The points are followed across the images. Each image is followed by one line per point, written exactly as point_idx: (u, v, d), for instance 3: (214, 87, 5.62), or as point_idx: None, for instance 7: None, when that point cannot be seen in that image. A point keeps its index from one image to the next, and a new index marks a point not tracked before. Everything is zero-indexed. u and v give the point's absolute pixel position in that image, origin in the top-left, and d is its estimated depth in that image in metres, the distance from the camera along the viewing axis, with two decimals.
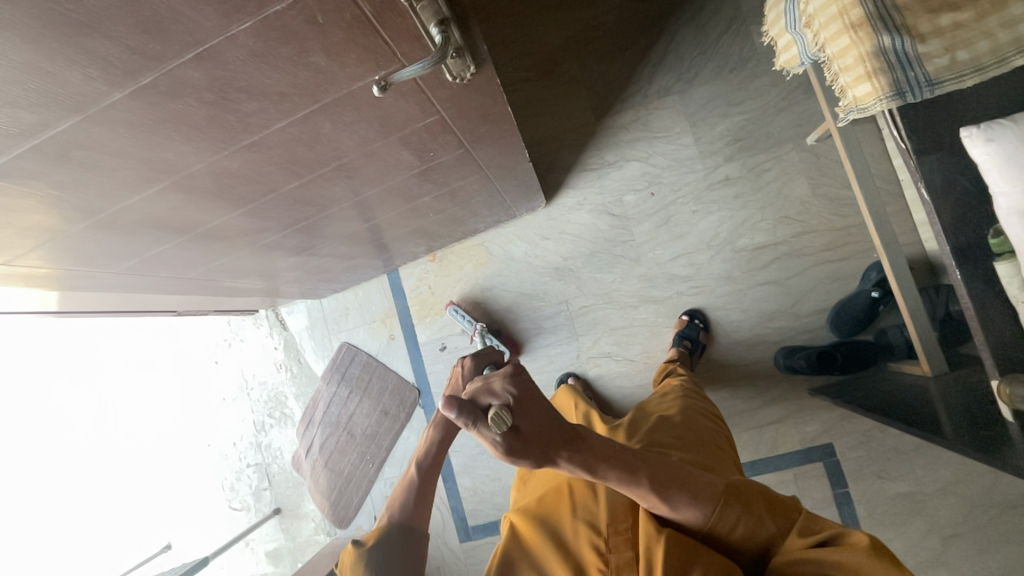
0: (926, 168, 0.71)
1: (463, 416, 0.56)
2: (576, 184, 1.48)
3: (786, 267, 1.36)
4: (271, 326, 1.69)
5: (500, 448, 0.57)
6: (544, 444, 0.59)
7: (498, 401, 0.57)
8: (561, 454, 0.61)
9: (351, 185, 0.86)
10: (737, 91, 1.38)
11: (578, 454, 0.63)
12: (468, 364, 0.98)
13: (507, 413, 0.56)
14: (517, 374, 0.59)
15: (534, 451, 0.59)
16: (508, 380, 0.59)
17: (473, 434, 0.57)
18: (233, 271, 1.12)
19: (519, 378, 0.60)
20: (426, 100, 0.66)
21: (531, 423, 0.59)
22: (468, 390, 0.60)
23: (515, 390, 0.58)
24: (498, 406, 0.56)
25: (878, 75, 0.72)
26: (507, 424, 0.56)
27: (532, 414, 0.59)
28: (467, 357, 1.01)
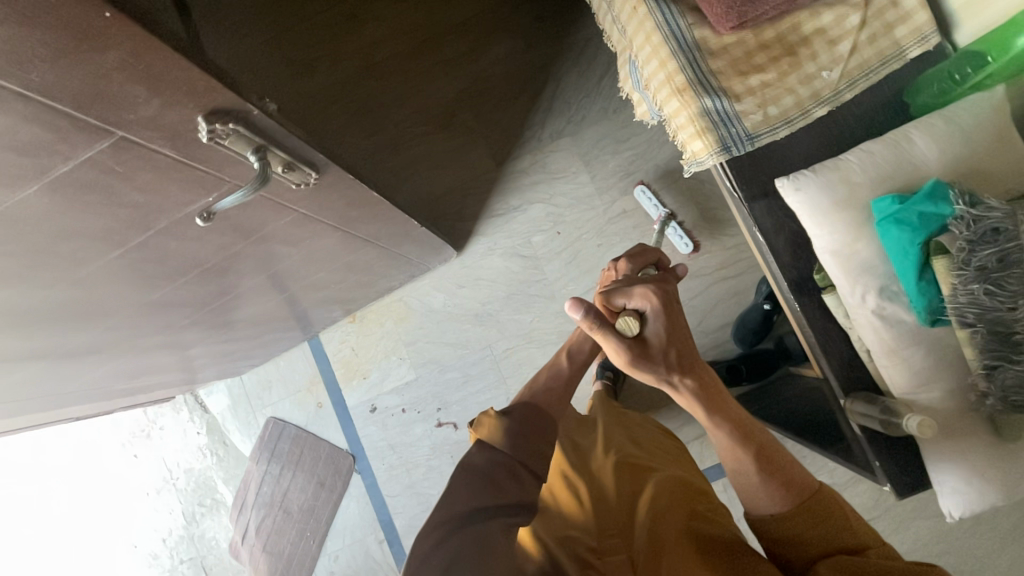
0: (757, 213, 0.78)
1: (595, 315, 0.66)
2: (485, 231, 1.51)
3: (690, 288, 1.43)
4: (190, 410, 1.60)
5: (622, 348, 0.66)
6: (666, 354, 0.67)
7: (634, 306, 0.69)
8: (681, 376, 0.69)
9: (226, 280, 0.84)
10: (623, 129, 1.46)
11: (694, 386, 0.69)
12: (623, 264, 0.87)
13: (636, 318, 0.68)
14: (659, 288, 0.70)
15: (653, 359, 0.67)
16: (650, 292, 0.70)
17: (597, 336, 0.66)
18: (125, 373, 1.05)
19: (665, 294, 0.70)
20: (273, 205, 0.67)
21: (663, 333, 0.68)
22: (609, 291, 0.71)
23: (656, 299, 0.68)
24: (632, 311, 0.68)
25: (706, 133, 0.78)
26: (635, 328, 0.67)
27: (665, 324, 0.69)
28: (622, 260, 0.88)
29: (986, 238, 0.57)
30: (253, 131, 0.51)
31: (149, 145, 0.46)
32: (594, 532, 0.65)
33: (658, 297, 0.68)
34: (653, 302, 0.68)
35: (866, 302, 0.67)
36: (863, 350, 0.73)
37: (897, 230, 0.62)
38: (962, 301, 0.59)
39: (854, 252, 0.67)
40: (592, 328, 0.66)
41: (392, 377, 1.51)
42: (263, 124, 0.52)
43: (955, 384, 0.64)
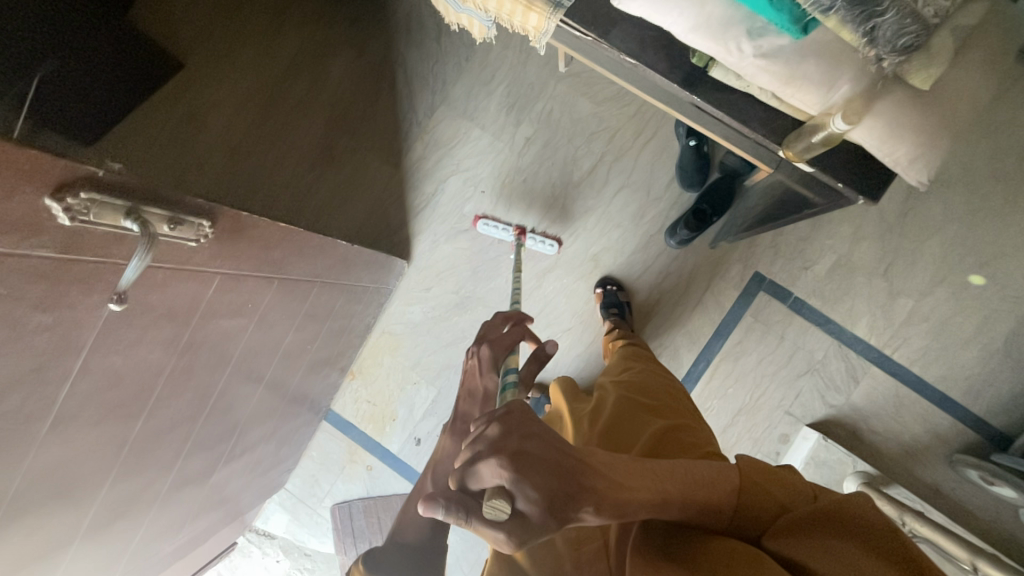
0: (617, 41, 0.79)
1: (453, 512, 0.49)
2: (420, 229, 1.51)
3: (621, 170, 1.45)
4: (259, 545, 1.56)
5: (502, 537, 0.50)
6: (556, 506, 0.49)
7: (490, 487, 0.49)
8: (585, 510, 0.51)
9: (200, 382, 0.82)
10: (483, 70, 1.47)
11: (600, 502, 0.52)
12: (484, 353, 0.91)
13: (502, 499, 0.48)
14: (509, 451, 0.48)
15: (550, 523, 0.50)
16: (503, 462, 0.48)
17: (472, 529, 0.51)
18: (166, 532, 1.01)
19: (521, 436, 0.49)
20: (189, 273, 0.66)
21: (545, 489, 0.48)
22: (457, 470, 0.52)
23: (512, 464, 0.48)
24: (489, 496, 0.48)
25: (534, 3, 0.80)
26: (507, 511, 0.48)
27: (541, 486, 0.48)
28: (484, 352, 0.90)
29: None
30: (113, 195, 0.49)
31: (22, 250, 0.44)
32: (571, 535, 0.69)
33: (516, 466, 0.48)
34: (513, 472, 0.47)
35: (744, 51, 0.69)
36: (770, 98, 0.74)
37: None
38: None
39: (709, 16, 0.69)
40: (466, 522, 0.50)
41: (419, 404, 1.49)
42: (120, 185, 0.50)
43: (855, 71, 0.66)
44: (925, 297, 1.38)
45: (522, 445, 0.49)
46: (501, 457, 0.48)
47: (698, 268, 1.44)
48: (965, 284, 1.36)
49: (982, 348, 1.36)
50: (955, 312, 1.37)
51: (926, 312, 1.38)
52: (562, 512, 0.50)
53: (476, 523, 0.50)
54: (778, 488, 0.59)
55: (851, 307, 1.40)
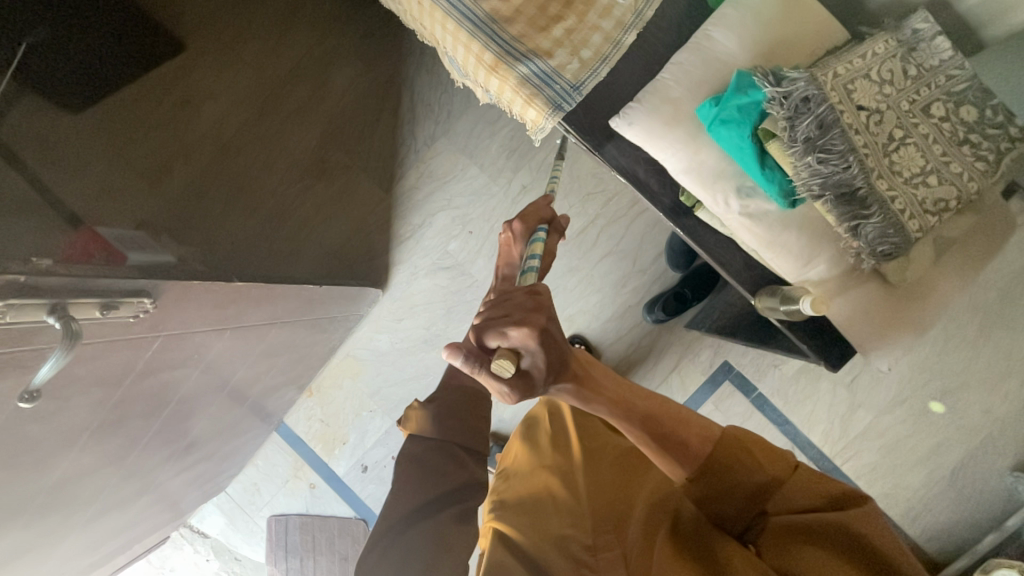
0: (610, 158, 0.78)
1: (470, 361, 0.54)
2: (401, 258, 1.48)
3: (612, 235, 1.44)
4: (191, 542, 1.56)
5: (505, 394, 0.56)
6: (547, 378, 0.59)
7: (505, 344, 0.54)
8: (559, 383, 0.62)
9: (130, 428, 0.80)
10: (490, 110, 1.44)
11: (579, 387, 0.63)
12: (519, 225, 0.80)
13: (511, 359, 0.54)
14: (533, 324, 0.55)
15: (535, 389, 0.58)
16: (526, 331, 0.54)
17: (479, 381, 0.55)
18: (88, 547, 1.00)
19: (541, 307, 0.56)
20: (127, 342, 0.63)
21: (546, 357, 0.57)
22: (478, 323, 0.56)
23: (535, 330, 0.54)
24: (503, 352, 0.54)
25: (534, 99, 0.76)
26: (512, 369, 0.54)
27: (543, 353, 0.56)
28: (514, 223, 0.80)
29: (800, 109, 0.61)
30: (35, 295, 0.48)
31: None
32: (589, 532, 0.69)
33: (531, 335, 0.54)
34: (535, 335, 0.54)
35: (731, 206, 0.67)
36: (750, 252, 0.73)
37: (726, 130, 0.64)
38: (805, 176, 0.62)
39: (701, 163, 0.67)
40: (477, 371, 0.54)
41: (372, 432, 1.49)
42: (45, 283, 0.49)
43: (833, 253, 0.67)
44: (884, 415, 1.39)
45: (542, 315, 0.56)
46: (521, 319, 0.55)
47: (670, 347, 1.44)
48: (925, 409, 1.37)
49: (928, 474, 1.38)
50: (910, 434, 1.38)
51: (882, 429, 1.39)
52: (550, 382, 0.60)
53: (487, 373, 0.54)
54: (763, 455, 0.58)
55: (811, 411, 1.41)
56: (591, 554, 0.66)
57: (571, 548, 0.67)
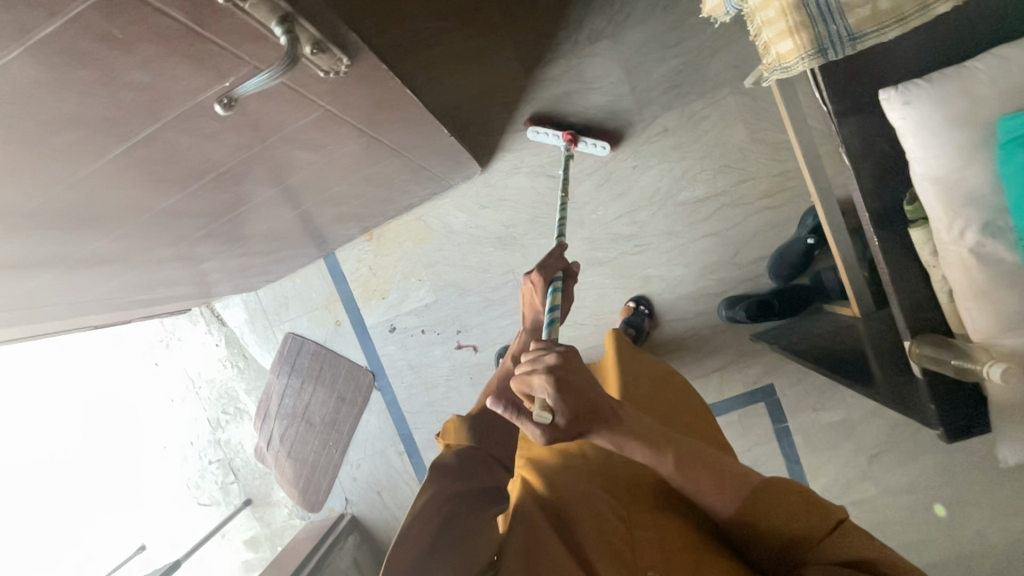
0: (846, 131, 0.69)
1: (508, 408, 0.59)
2: (511, 146, 1.40)
3: (726, 217, 1.35)
4: (208, 323, 1.60)
5: (540, 440, 0.57)
6: (581, 424, 0.57)
7: (539, 398, 0.58)
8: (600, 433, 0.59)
9: (240, 192, 0.76)
10: (671, 32, 1.30)
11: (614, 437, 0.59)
12: (536, 278, 0.94)
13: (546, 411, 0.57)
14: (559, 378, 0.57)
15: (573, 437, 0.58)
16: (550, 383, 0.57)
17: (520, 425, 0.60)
18: (141, 285, 1.01)
19: (565, 361, 0.58)
20: (301, 97, 0.58)
21: (572, 405, 0.56)
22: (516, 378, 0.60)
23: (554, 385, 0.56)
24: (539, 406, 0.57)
25: (800, 31, 0.66)
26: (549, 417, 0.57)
27: (575, 404, 0.57)
28: (535, 272, 0.95)
29: None
30: None
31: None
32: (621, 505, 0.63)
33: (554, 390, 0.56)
34: (551, 380, 0.57)
35: (964, 238, 0.63)
36: (942, 292, 0.69)
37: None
38: None
39: (962, 179, 0.62)
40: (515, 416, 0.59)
41: (412, 299, 1.48)
42: None
43: None
44: (887, 495, 1.39)
45: (564, 365, 0.58)
46: (542, 369, 0.58)
47: (725, 348, 1.41)
48: (928, 507, 1.37)
49: None
50: (901, 522, 1.39)
51: (877, 506, 1.40)
52: (587, 430, 0.58)
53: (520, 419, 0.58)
54: (811, 508, 0.53)
55: (823, 462, 1.41)
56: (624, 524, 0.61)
57: (604, 517, 0.61)
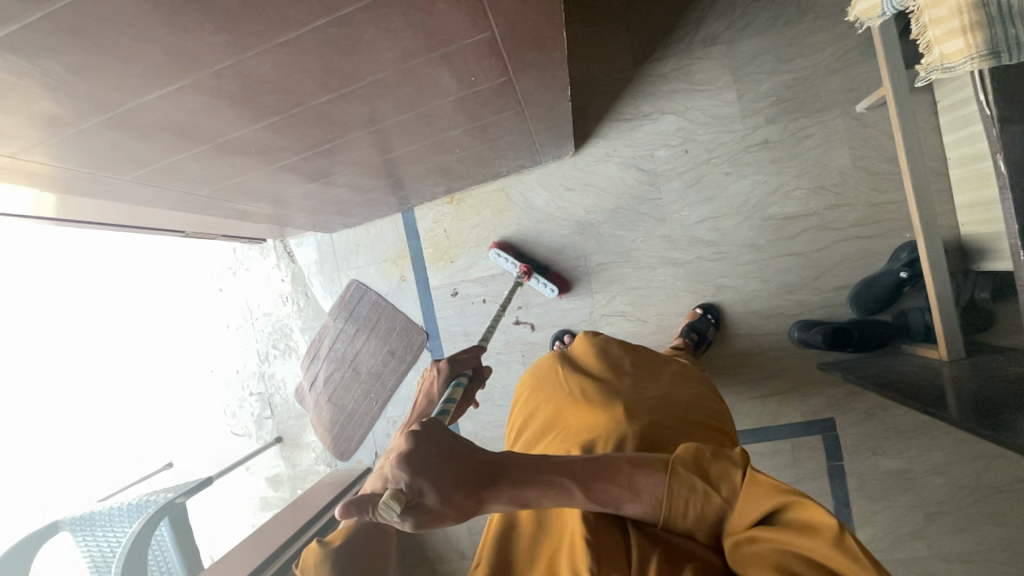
0: (1007, 139, 0.67)
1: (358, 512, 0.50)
2: (606, 134, 1.41)
3: (814, 239, 1.32)
4: (279, 257, 1.65)
5: (408, 526, 0.51)
6: (459, 496, 0.52)
7: (392, 487, 0.50)
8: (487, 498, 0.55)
9: (377, 109, 0.79)
10: (789, 47, 1.29)
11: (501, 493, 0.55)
12: (442, 368, 0.89)
13: (398, 502, 0.49)
14: (407, 456, 0.50)
15: (452, 513, 0.53)
16: (400, 464, 0.50)
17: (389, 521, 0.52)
18: (249, 194, 1.05)
19: (419, 438, 0.52)
20: (481, 11, 0.60)
21: (434, 479, 0.51)
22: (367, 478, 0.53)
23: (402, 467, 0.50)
24: (389, 494, 0.49)
25: (975, 30, 0.65)
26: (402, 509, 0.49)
27: (435, 484, 0.50)
28: (444, 361, 0.90)
29: None
30: None
31: None
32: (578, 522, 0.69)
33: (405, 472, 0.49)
34: (400, 465, 0.50)
35: None
36: None
37: None
38: None
39: None
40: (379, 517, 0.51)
41: (479, 267, 1.49)
42: None
43: None
44: (939, 560, 1.31)
45: (416, 443, 0.51)
46: (395, 450, 0.52)
47: (790, 373, 1.36)
48: None
49: None
50: None
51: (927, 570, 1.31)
52: (466, 502, 0.53)
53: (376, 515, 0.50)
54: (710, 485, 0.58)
55: (874, 511, 1.34)
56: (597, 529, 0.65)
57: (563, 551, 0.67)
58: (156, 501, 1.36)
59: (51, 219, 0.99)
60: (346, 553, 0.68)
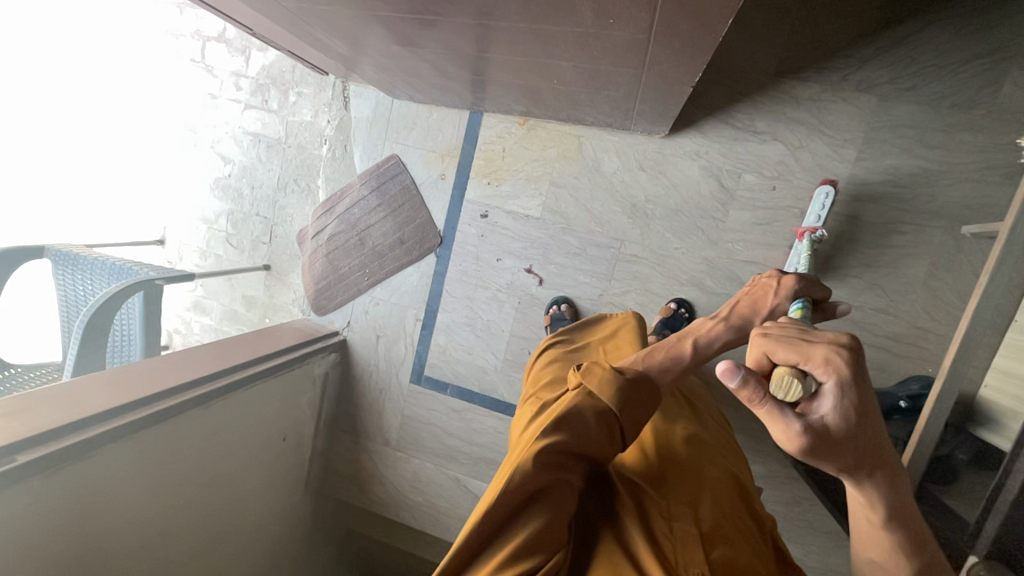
0: None
1: (755, 386, 0.43)
2: (707, 131, 1.29)
3: (843, 331, 1.28)
4: (333, 97, 1.57)
5: (791, 431, 0.44)
6: (836, 438, 0.45)
7: (805, 372, 0.44)
8: (849, 456, 0.47)
9: (501, 5, 0.70)
10: (938, 132, 1.16)
11: (857, 459, 0.47)
12: (792, 284, 0.84)
13: (799, 385, 0.44)
14: (841, 353, 0.43)
15: (825, 447, 0.45)
16: (831, 355, 0.43)
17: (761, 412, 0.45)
18: (331, 26, 0.96)
19: (848, 346, 0.44)
20: None
21: (842, 395, 0.44)
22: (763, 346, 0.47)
23: (826, 360, 0.43)
24: (795, 376, 0.44)
25: None
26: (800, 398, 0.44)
27: (849, 400, 0.44)
28: (794, 276, 0.85)
29: None
30: None
31: None
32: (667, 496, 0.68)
33: (835, 367, 0.43)
34: (826, 358, 0.43)
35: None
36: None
37: None
38: None
39: None
40: (757, 397, 0.44)
41: (518, 201, 1.43)
42: None
43: None
44: None
45: (846, 347, 0.44)
46: (825, 341, 0.44)
47: (748, 434, 1.38)
48: None
49: None
50: None
51: None
52: (840, 448, 0.46)
53: (765, 408, 0.44)
54: None
55: None
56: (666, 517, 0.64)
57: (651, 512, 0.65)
58: (139, 273, 1.37)
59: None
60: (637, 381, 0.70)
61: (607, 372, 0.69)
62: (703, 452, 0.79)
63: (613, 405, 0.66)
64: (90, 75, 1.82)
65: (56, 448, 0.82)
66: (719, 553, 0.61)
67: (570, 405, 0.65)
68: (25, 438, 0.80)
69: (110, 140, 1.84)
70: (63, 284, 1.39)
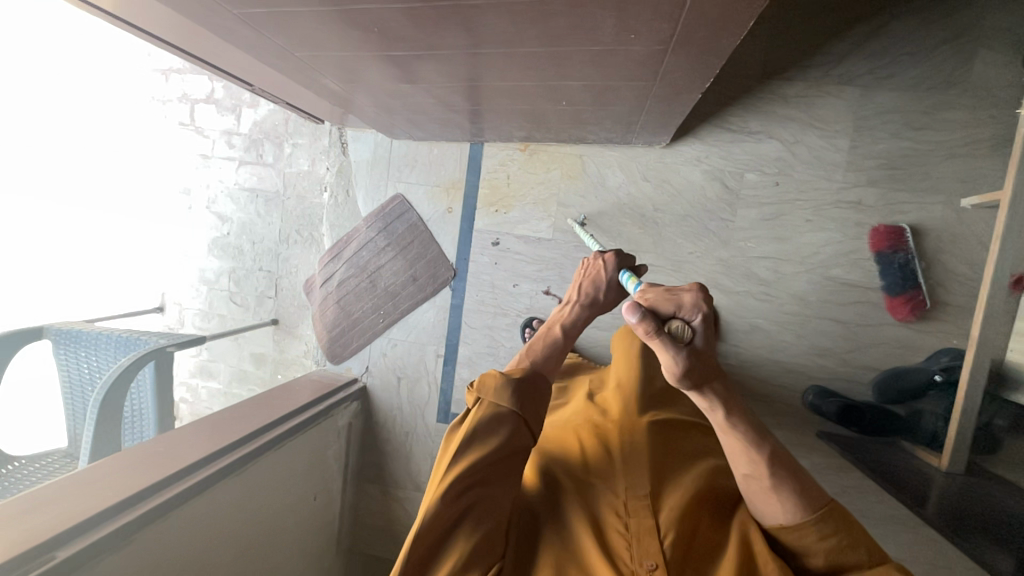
0: None
1: (647, 323, 0.56)
2: (704, 137, 1.34)
3: (864, 314, 1.30)
4: (331, 144, 1.58)
5: (679, 365, 0.57)
6: (707, 369, 0.59)
7: (684, 315, 0.59)
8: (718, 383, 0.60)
9: (521, 31, 0.71)
10: (924, 114, 1.22)
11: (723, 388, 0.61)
12: (611, 259, 0.88)
13: (686, 327, 0.58)
14: (702, 296, 0.61)
15: (701, 376, 0.59)
16: (696, 299, 0.60)
17: (653, 346, 0.58)
18: (340, 71, 0.97)
19: (702, 294, 0.61)
20: None
21: (705, 330, 0.59)
22: (650, 298, 0.61)
23: (695, 300, 0.60)
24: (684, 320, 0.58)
25: None
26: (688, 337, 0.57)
27: (709, 335, 0.59)
28: (609, 252, 0.91)
29: None
30: None
31: None
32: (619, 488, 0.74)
33: (705, 308, 0.59)
34: (694, 302, 0.59)
35: None
36: None
37: None
38: None
39: None
40: (649, 334, 0.56)
41: (528, 225, 1.44)
42: None
43: None
44: None
45: (703, 294, 0.61)
46: (690, 295, 0.60)
47: (786, 429, 1.37)
48: None
49: None
50: None
51: None
52: (707, 373, 0.59)
53: (660, 341, 0.56)
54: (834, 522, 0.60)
55: None
56: (625, 513, 0.70)
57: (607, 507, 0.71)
58: (149, 341, 1.33)
59: (96, 7, 0.85)
60: (521, 385, 0.69)
61: (499, 379, 0.68)
62: (645, 432, 0.85)
63: (508, 407, 0.67)
64: (77, 150, 1.80)
65: (99, 537, 0.77)
66: (681, 529, 0.66)
67: (468, 427, 0.65)
68: (61, 531, 0.74)
69: (101, 211, 1.80)
70: (64, 363, 1.33)
